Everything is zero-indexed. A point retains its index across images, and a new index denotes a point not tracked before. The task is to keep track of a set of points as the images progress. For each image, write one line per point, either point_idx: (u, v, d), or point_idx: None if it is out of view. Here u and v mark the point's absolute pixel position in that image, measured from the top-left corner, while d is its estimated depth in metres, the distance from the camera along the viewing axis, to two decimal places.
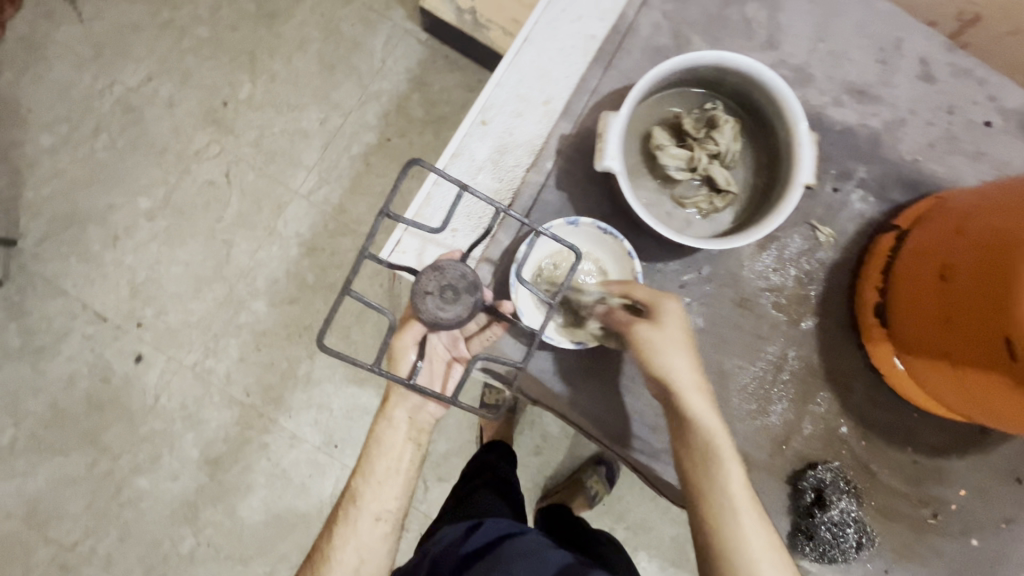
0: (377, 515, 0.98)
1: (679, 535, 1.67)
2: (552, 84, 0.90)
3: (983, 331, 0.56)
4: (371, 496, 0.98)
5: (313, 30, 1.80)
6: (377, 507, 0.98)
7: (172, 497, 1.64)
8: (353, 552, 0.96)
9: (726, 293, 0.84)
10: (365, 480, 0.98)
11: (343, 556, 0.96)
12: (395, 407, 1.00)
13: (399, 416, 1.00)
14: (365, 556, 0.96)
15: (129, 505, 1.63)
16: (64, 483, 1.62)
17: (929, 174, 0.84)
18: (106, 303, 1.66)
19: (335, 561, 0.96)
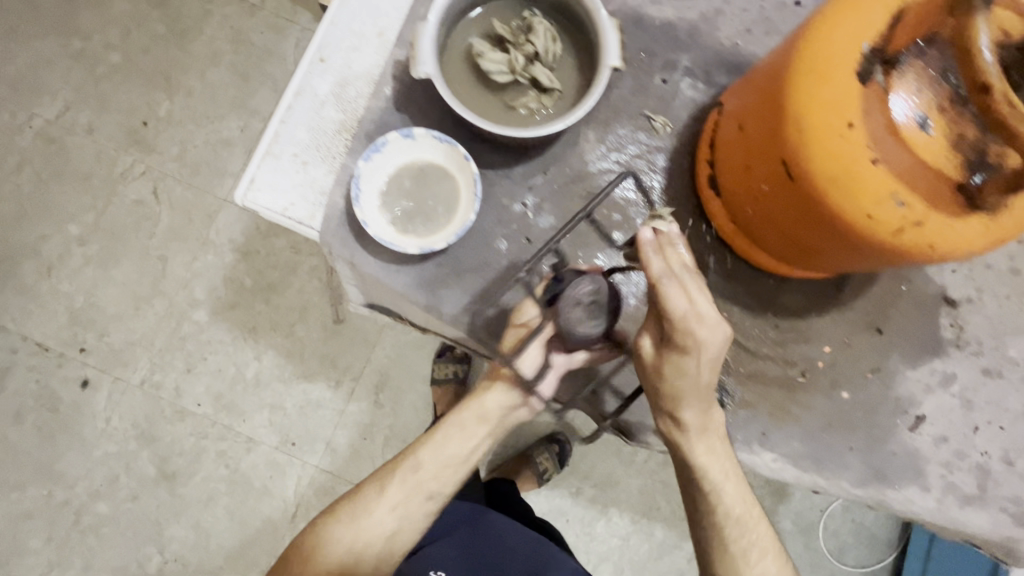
0: (430, 492, 0.78)
1: (650, 485, 1.35)
2: (386, 14, 0.76)
3: (772, 158, 0.56)
4: (433, 468, 0.78)
5: (224, 40, 1.47)
6: (432, 480, 0.78)
7: (123, 525, 1.37)
8: (391, 510, 0.77)
9: (574, 189, 0.75)
10: (433, 444, 0.79)
11: (378, 509, 0.76)
12: (493, 391, 0.78)
13: (493, 402, 0.79)
14: (399, 524, 0.77)
15: (91, 533, 1.36)
16: (20, 520, 1.36)
17: (749, 58, 0.77)
18: (46, 332, 1.40)
19: (365, 512, 0.76)
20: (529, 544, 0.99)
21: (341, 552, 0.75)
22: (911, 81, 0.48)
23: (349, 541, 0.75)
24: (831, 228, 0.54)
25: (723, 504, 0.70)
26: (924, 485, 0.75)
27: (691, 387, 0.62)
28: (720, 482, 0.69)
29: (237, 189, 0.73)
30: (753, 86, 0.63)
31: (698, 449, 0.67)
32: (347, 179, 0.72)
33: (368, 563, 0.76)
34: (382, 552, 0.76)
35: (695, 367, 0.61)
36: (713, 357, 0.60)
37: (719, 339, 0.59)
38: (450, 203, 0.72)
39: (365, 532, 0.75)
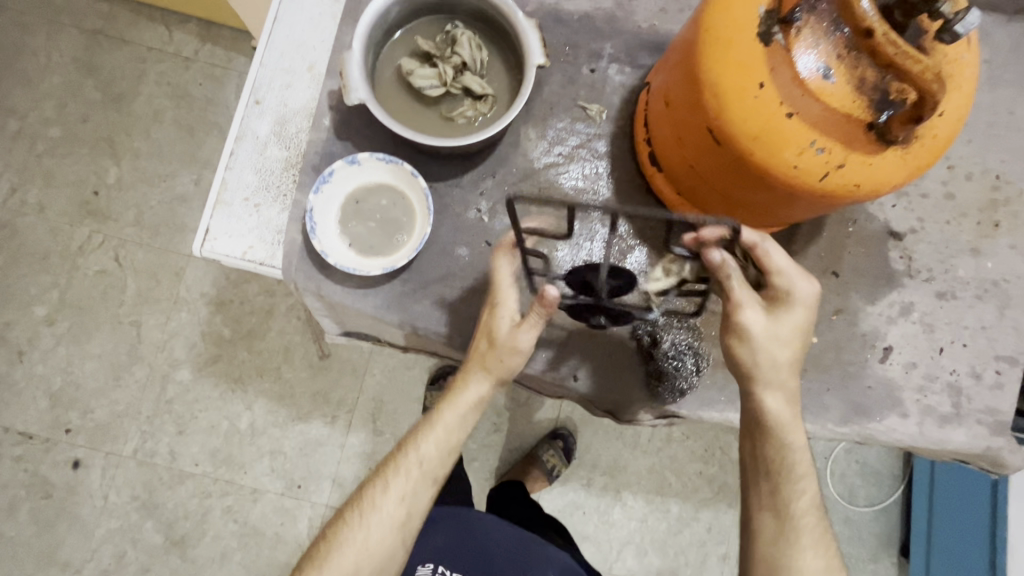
0: (436, 477, 0.70)
1: (657, 463, 1.36)
2: (312, 47, 0.78)
3: (699, 129, 0.58)
4: (433, 452, 0.69)
5: (165, 98, 1.46)
6: (436, 466, 0.70)
7: None
8: (399, 501, 0.69)
9: (523, 187, 0.77)
10: (428, 429, 0.70)
11: (384, 504, 0.69)
12: (475, 380, 0.68)
13: (474, 394, 0.69)
14: (409, 513, 0.69)
15: None
16: None
17: (668, 36, 0.80)
18: (27, 420, 1.36)
19: (371, 510, 0.69)
20: (513, 545, 0.94)
21: (353, 552, 0.68)
22: (808, 34, 0.50)
23: (361, 542, 0.68)
24: (758, 180, 0.57)
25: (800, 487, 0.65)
26: (902, 412, 0.78)
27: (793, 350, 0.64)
28: (797, 441, 0.65)
29: (195, 242, 0.73)
30: (670, 60, 0.65)
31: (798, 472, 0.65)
32: (302, 215, 0.73)
33: (386, 559, 0.69)
34: (397, 545, 0.69)
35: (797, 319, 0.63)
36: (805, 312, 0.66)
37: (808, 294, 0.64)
38: (394, 208, 0.73)
39: (376, 529, 0.68)
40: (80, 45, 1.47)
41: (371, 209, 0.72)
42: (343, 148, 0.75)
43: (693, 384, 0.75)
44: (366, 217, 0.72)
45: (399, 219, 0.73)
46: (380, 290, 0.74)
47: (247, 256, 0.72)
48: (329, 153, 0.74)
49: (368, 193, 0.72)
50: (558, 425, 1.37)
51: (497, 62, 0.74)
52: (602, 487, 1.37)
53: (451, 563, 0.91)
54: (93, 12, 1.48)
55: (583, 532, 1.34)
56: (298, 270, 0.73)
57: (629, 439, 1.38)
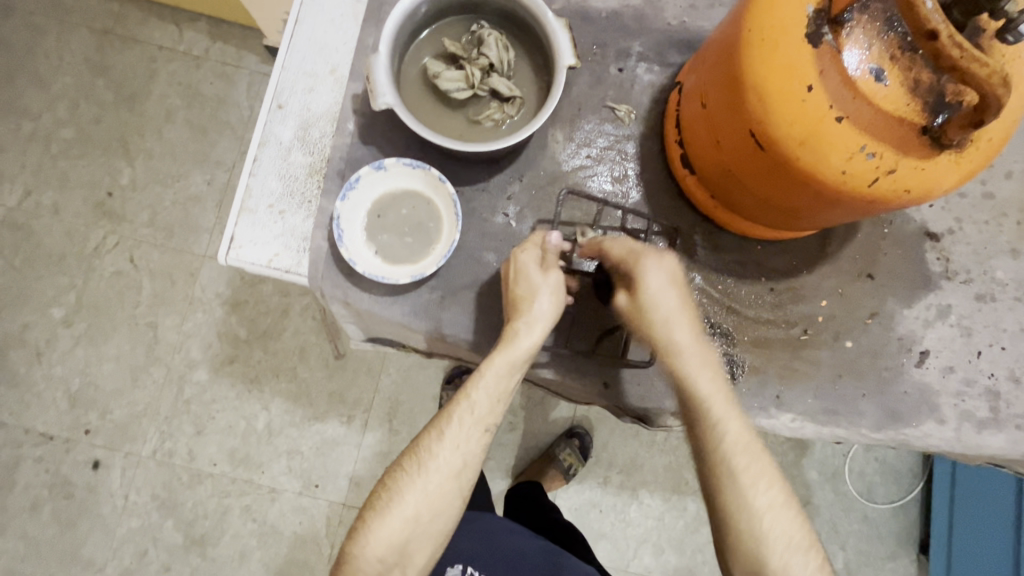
0: (488, 426, 0.70)
1: (674, 461, 1.35)
2: (335, 50, 0.76)
3: (740, 132, 0.57)
4: (487, 400, 0.68)
5: (176, 97, 1.45)
6: (489, 413, 0.69)
7: None
8: (455, 450, 0.69)
9: (552, 192, 0.76)
10: (480, 377, 0.68)
11: (440, 453, 0.69)
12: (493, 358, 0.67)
13: (528, 341, 0.67)
14: (466, 462, 0.69)
15: None
16: None
17: (698, 33, 0.78)
18: (47, 421, 1.37)
19: (428, 459, 0.69)
20: (541, 552, 0.92)
21: (414, 502, 0.68)
22: (860, 34, 0.49)
23: (419, 492, 0.68)
24: (799, 184, 0.55)
25: (728, 436, 0.62)
26: (940, 417, 0.76)
27: (675, 319, 0.65)
28: (712, 396, 0.63)
29: (220, 249, 0.72)
30: (707, 59, 0.63)
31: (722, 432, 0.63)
32: (327, 221, 0.72)
33: (443, 508, 0.69)
34: (454, 493, 0.69)
35: (662, 296, 0.65)
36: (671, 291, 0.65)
37: (669, 272, 0.65)
38: (414, 213, 0.71)
39: (434, 478, 0.68)
40: (91, 45, 1.46)
41: (391, 216, 0.71)
42: (368, 153, 0.74)
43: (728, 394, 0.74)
44: (388, 226, 0.71)
45: (422, 224, 0.71)
46: (407, 297, 0.73)
47: (273, 263, 0.71)
48: (354, 158, 0.73)
49: (389, 199, 0.71)
50: (575, 424, 1.36)
51: (523, 62, 0.73)
52: (619, 485, 1.36)
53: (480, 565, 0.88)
54: (104, 11, 1.47)
55: (600, 530, 1.33)
56: (326, 278, 0.72)
57: (646, 438, 1.37)
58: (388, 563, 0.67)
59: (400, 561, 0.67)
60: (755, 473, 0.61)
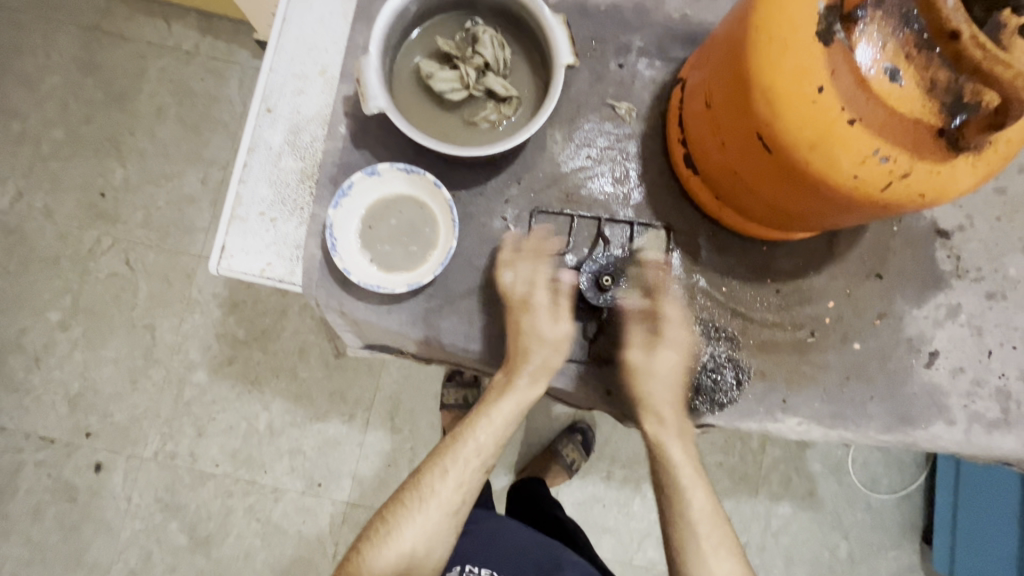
0: (484, 465, 0.72)
1: None
2: (325, 50, 0.74)
3: (747, 135, 0.54)
4: (489, 443, 0.71)
5: (167, 94, 1.42)
6: (489, 455, 0.71)
7: None
8: (455, 487, 0.70)
9: (550, 194, 0.73)
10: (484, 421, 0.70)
11: (441, 490, 0.69)
12: (500, 401, 0.69)
13: (531, 387, 0.69)
14: (464, 500, 0.70)
15: None
16: None
17: (700, 25, 0.75)
18: (47, 425, 1.36)
19: (429, 496, 0.69)
20: (543, 547, 0.89)
21: (412, 536, 0.68)
22: (874, 31, 0.47)
23: (419, 525, 0.68)
24: (806, 189, 0.53)
25: (692, 502, 0.68)
26: (949, 419, 0.75)
27: (671, 390, 0.69)
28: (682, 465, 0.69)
29: (211, 260, 0.70)
30: (711, 55, 0.60)
31: (693, 492, 0.69)
32: (320, 229, 0.70)
33: (440, 541, 0.70)
34: (449, 527, 0.70)
35: (666, 368, 0.69)
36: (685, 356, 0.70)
37: (683, 349, 0.69)
38: (404, 223, 0.69)
39: (434, 513, 0.69)
40: (78, 42, 1.42)
41: (381, 228, 0.69)
42: (360, 158, 0.71)
43: (734, 399, 0.72)
44: (377, 237, 0.69)
45: (415, 233, 0.69)
46: (404, 303, 0.71)
47: (266, 272, 0.69)
48: (346, 162, 0.71)
49: (377, 209, 0.69)
50: (577, 419, 1.35)
51: (519, 60, 0.70)
52: (622, 479, 1.35)
53: (481, 560, 0.85)
54: (91, 7, 1.43)
55: (604, 525, 1.32)
56: (321, 286, 0.70)
57: None
58: None
59: None
60: (714, 522, 0.69)
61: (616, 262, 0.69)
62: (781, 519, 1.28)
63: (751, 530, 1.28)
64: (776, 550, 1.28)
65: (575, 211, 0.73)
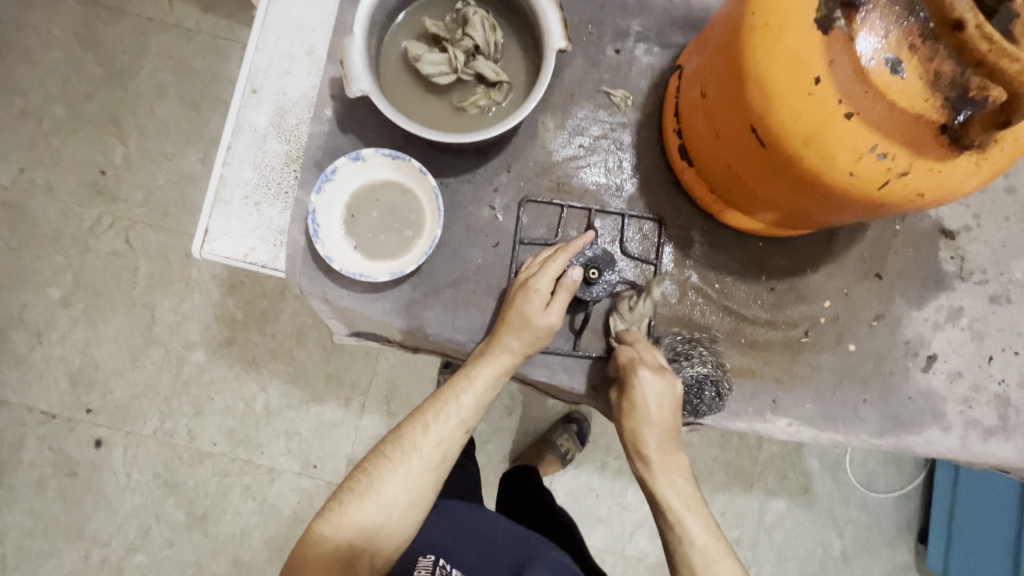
0: (467, 425, 0.69)
1: None
2: (313, 29, 0.72)
3: (741, 127, 0.52)
4: (471, 404, 0.68)
5: (166, 72, 1.40)
6: (473, 416, 0.69)
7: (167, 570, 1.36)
8: (436, 443, 0.68)
9: (540, 184, 0.71)
10: (467, 382, 0.67)
11: (423, 445, 0.68)
12: (486, 361, 0.66)
13: (517, 343, 0.66)
14: (447, 456, 0.69)
15: None
16: None
17: (703, 11, 0.72)
18: (49, 400, 1.38)
19: (411, 448, 0.68)
20: (517, 541, 0.88)
21: (392, 489, 0.67)
22: (875, 19, 0.44)
23: (399, 478, 0.67)
24: (800, 183, 0.51)
25: (693, 542, 0.62)
26: (944, 424, 0.73)
27: (655, 431, 0.63)
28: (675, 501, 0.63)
29: (194, 242, 0.69)
30: (708, 42, 0.58)
31: (696, 534, 0.62)
32: (303, 214, 0.68)
33: (421, 496, 0.68)
34: (429, 484, 0.68)
35: (643, 412, 0.63)
36: (660, 401, 0.63)
37: (663, 392, 0.62)
38: (386, 214, 0.68)
39: (415, 466, 0.68)
40: (78, 17, 1.40)
41: (361, 217, 0.67)
42: (347, 142, 0.70)
43: (721, 405, 0.69)
44: (356, 227, 0.67)
45: (397, 223, 0.68)
46: (387, 289, 0.70)
47: (249, 256, 0.68)
48: (332, 147, 0.69)
49: (360, 198, 0.67)
50: (572, 410, 1.35)
51: (512, 43, 0.68)
52: (616, 470, 1.35)
53: (453, 558, 0.83)
54: None
55: (596, 515, 1.32)
56: (304, 271, 0.69)
57: None
58: (358, 545, 0.66)
59: (369, 544, 0.66)
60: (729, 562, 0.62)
61: (602, 256, 0.68)
62: (774, 515, 1.27)
63: (744, 524, 1.27)
64: (769, 545, 1.27)
65: (563, 203, 0.71)
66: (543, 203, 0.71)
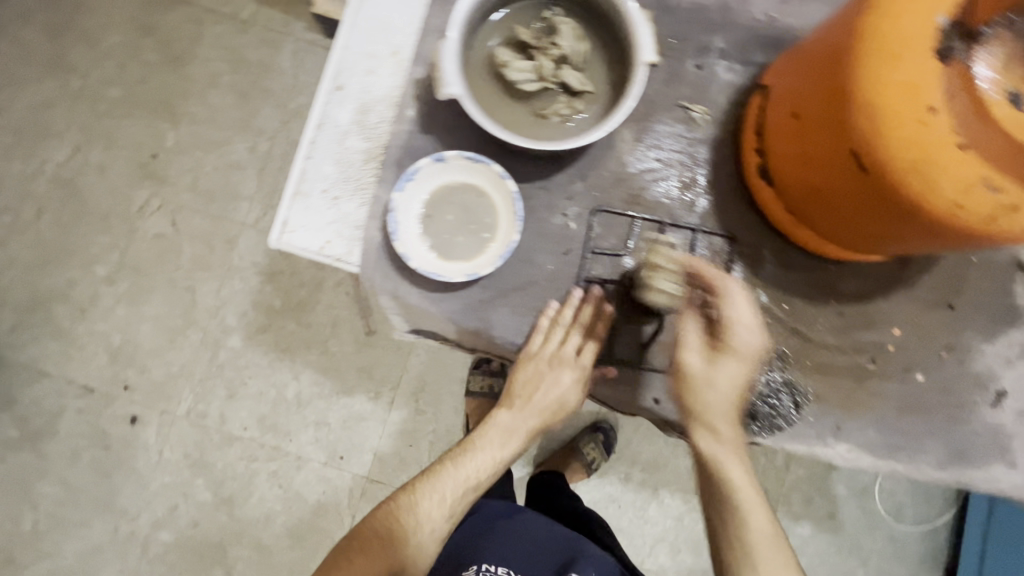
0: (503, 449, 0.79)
1: None
2: (399, 31, 0.73)
3: (839, 152, 0.52)
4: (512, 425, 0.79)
5: (221, 62, 1.43)
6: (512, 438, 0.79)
7: (190, 549, 1.38)
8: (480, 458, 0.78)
9: (614, 195, 0.72)
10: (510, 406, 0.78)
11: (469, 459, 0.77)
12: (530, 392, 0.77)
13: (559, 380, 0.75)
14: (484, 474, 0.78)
15: (159, 562, 1.38)
16: (92, 556, 1.38)
17: (789, 31, 0.72)
18: (88, 374, 1.41)
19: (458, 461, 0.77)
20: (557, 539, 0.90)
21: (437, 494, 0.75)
22: (992, 53, 0.45)
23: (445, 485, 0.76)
24: (898, 212, 0.50)
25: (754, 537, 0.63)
26: (1010, 461, 0.72)
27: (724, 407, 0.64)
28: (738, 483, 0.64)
29: (273, 232, 0.70)
30: (803, 64, 0.58)
31: (753, 523, 0.64)
32: (381, 211, 0.70)
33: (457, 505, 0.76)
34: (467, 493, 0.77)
35: (728, 371, 0.63)
36: (749, 359, 0.64)
37: (753, 341, 0.63)
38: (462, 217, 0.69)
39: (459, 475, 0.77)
40: (140, 4, 1.44)
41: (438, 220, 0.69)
42: (427, 142, 0.71)
43: (792, 422, 0.71)
44: (434, 230, 0.69)
45: (472, 227, 0.69)
46: (458, 289, 0.71)
47: (327, 249, 0.69)
48: (412, 146, 0.71)
49: (436, 204, 0.69)
50: (600, 419, 1.34)
51: (596, 53, 0.68)
52: (640, 482, 1.34)
53: (498, 559, 0.85)
54: None
55: (618, 526, 1.32)
56: (379, 267, 0.70)
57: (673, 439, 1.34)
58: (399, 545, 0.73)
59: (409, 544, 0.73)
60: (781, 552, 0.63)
61: None
62: (798, 539, 1.26)
63: None
64: None
65: (635, 216, 0.71)
66: (615, 216, 0.71)
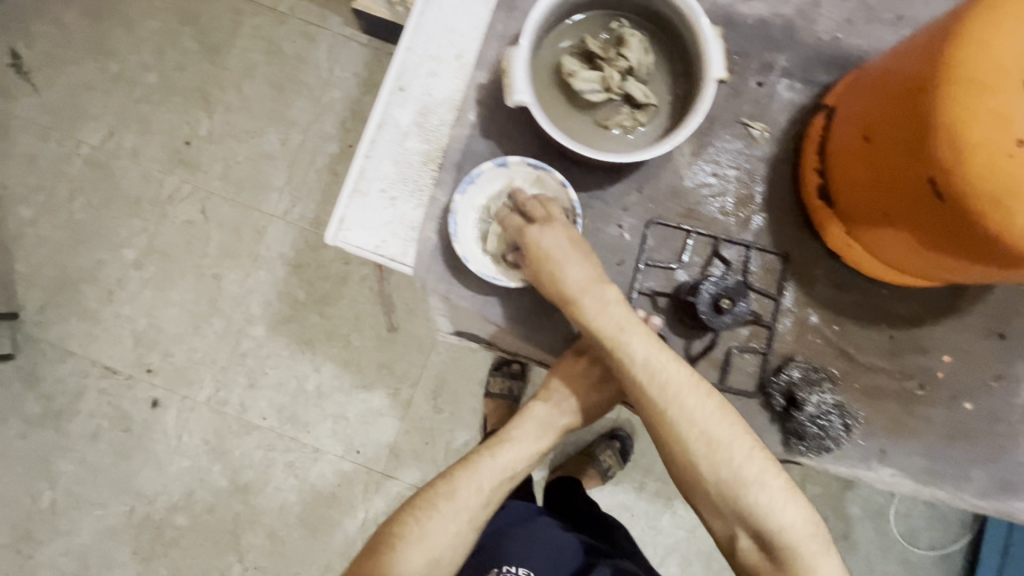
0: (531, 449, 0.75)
1: None
2: (462, 35, 0.74)
3: (916, 178, 0.52)
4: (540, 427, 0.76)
5: (258, 53, 1.44)
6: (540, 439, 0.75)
7: (204, 535, 1.39)
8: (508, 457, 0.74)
9: (669, 208, 0.72)
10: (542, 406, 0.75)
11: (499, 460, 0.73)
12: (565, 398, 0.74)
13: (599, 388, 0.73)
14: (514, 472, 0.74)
15: (172, 545, 1.39)
16: (107, 536, 1.40)
17: (853, 53, 0.72)
18: (112, 356, 1.42)
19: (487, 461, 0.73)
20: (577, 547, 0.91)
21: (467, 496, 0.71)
22: None
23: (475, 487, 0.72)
24: (973, 240, 0.50)
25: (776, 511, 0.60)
26: None
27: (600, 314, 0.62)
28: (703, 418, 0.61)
29: (328, 228, 0.70)
30: (877, 87, 0.57)
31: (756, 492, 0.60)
32: (438, 213, 0.70)
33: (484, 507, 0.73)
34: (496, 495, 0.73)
35: (565, 285, 0.62)
36: (571, 267, 0.63)
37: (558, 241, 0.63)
38: None
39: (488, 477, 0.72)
40: None
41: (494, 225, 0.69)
42: (486, 146, 0.71)
43: (840, 443, 0.70)
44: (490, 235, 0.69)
45: None
46: (508, 294, 0.71)
47: (381, 248, 0.70)
48: (471, 150, 0.71)
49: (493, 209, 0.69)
50: (617, 426, 1.33)
51: (660, 67, 0.69)
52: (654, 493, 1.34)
53: (520, 561, 0.84)
54: None
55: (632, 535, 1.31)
56: (432, 269, 0.70)
57: None
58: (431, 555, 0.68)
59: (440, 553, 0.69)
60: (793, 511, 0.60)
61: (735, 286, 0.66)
62: None
63: None
64: None
65: (690, 230, 0.71)
66: (670, 229, 0.71)
